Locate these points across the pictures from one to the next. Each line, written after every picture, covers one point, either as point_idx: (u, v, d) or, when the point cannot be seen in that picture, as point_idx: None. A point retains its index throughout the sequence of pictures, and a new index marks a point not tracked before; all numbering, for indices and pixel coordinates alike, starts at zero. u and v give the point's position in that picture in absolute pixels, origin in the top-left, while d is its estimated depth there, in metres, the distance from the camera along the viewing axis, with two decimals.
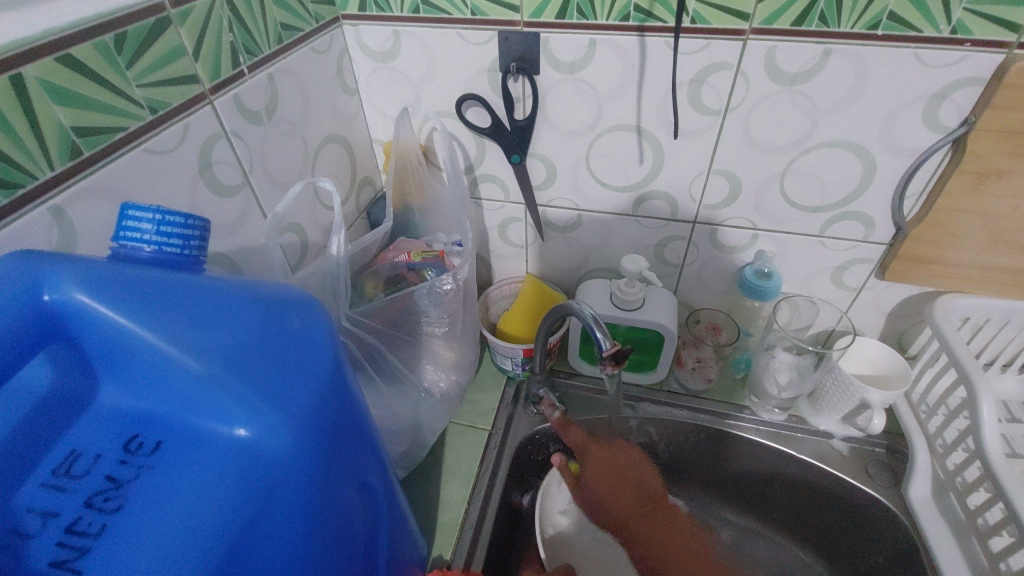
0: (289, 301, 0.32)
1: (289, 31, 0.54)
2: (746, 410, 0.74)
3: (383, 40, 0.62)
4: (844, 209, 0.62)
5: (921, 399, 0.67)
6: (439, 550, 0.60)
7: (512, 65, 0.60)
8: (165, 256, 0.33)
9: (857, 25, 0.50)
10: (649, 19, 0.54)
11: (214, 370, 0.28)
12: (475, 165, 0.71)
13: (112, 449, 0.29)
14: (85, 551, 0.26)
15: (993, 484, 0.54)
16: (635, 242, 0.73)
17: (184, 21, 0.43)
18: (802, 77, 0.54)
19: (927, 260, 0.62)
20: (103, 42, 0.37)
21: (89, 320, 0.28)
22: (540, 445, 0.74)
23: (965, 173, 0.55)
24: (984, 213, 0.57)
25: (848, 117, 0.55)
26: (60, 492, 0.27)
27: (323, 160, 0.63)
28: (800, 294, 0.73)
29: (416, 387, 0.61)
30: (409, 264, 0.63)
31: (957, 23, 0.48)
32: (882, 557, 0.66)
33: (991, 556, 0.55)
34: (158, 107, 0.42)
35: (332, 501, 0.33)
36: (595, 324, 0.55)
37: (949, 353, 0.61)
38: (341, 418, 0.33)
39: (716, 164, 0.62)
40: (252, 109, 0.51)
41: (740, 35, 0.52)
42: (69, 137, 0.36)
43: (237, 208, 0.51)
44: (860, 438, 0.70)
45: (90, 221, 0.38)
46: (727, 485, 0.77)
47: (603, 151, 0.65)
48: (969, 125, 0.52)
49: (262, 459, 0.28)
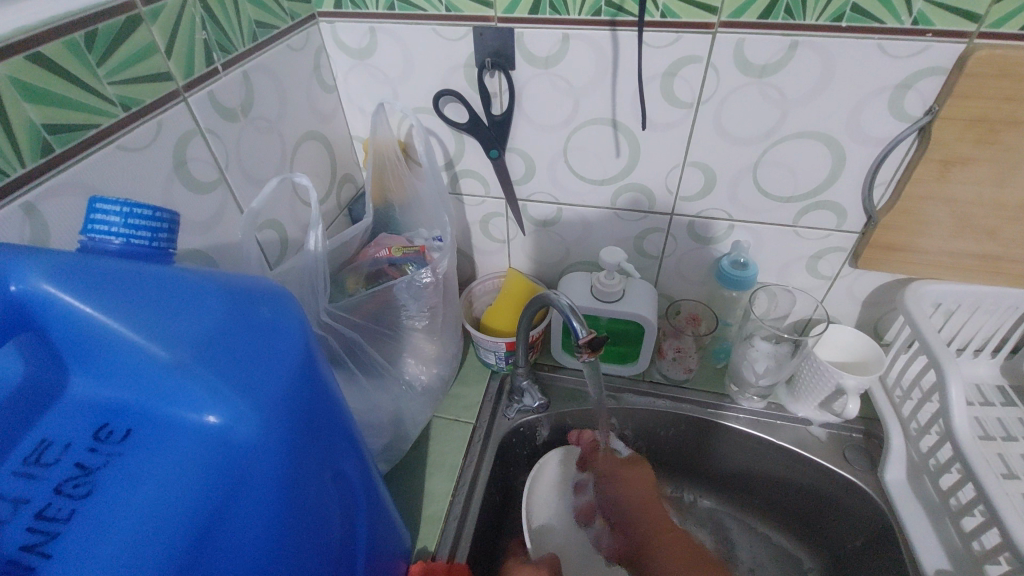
0: (257, 289, 0.33)
1: (264, 29, 0.54)
2: (727, 399, 0.75)
3: (359, 37, 0.63)
4: (816, 198, 0.64)
5: (895, 383, 0.69)
6: (423, 542, 0.61)
7: (487, 61, 0.60)
8: (134, 248, 0.34)
9: (822, 17, 0.51)
10: (620, 13, 0.54)
11: (180, 358, 0.29)
12: (455, 160, 0.71)
13: (82, 438, 0.29)
14: (55, 535, 0.26)
15: (963, 464, 0.55)
16: (614, 234, 0.74)
17: (156, 19, 0.43)
18: (771, 69, 0.55)
19: (897, 248, 0.64)
20: (74, 40, 0.38)
21: (55, 311, 0.29)
22: (526, 437, 0.75)
23: (931, 160, 0.56)
24: (951, 200, 0.58)
25: (817, 108, 0.57)
26: (31, 480, 0.27)
27: (302, 157, 0.63)
28: (777, 284, 0.74)
29: (397, 380, 0.62)
30: (390, 259, 0.64)
31: (918, 14, 0.49)
32: (859, 540, 0.67)
33: (964, 535, 0.56)
34: (130, 105, 0.42)
35: (306, 488, 0.33)
36: (573, 314, 0.55)
37: (921, 338, 0.62)
38: (314, 407, 0.33)
39: (691, 156, 0.63)
40: (227, 106, 0.51)
41: (709, 28, 0.53)
42: (40, 134, 0.37)
43: (214, 204, 0.51)
44: (838, 424, 0.72)
45: (62, 217, 0.38)
46: (709, 474, 0.78)
47: (580, 145, 0.66)
48: (933, 113, 0.53)
49: (232, 445, 0.29)
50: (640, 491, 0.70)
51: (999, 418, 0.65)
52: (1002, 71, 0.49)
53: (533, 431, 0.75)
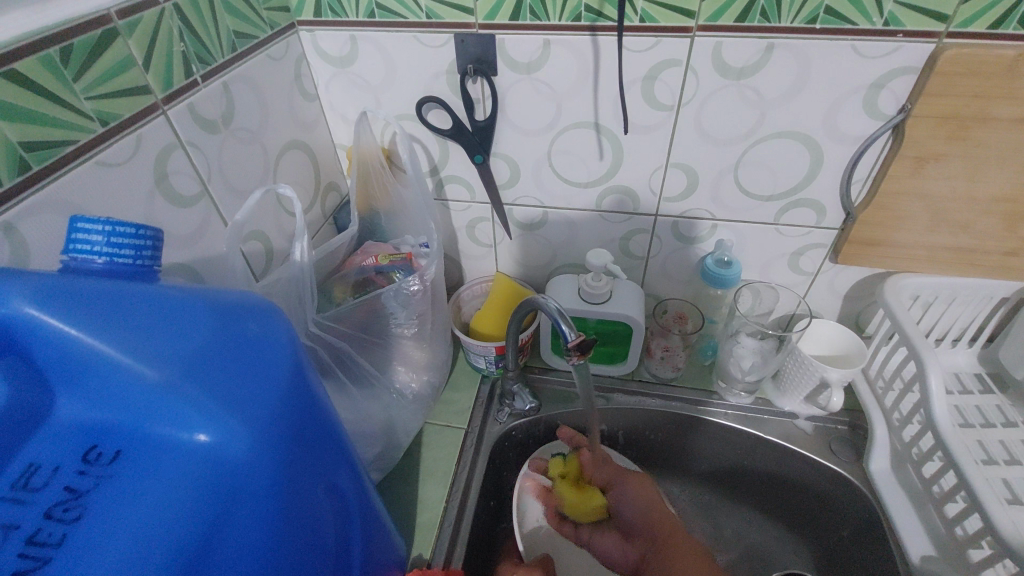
0: (246, 305, 0.33)
1: (242, 39, 0.54)
2: (715, 396, 0.76)
3: (340, 46, 0.63)
4: (795, 196, 0.65)
5: (878, 375, 0.70)
6: (418, 549, 0.61)
7: (469, 67, 0.60)
8: (118, 266, 0.33)
9: (797, 20, 0.52)
10: (599, 18, 0.55)
11: (171, 376, 0.29)
12: (440, 167, 0.72)
13: (71, 461, 0.29)
14: (47, 561, 0.26)
15: (944, 451, 0.57)
16: (599, 237, 0.75)
17: (133, 32, 0.43)
18: (748, 71, 0.56)
19: (875, 243, 0.65)
20: (49, 56, 0.37)
21: (40, 333, 0.28)
22: (517, 440, 0.75)
23: (905, 157, 0.57)
24: (925, 195, 0.60)
25: (795, 108, 0.58)
26: (19, 505, 0.27)
27: (285, 167, 0.63)
28: (760, 281, 0.75)
29: (387, 388, 0.61)
30: (377, 267, 0.64)
31: (889, 15, 0.50)
32: (847, 531, 0.69)
33: (947, 521, 0.58)
34: (108, 119, 0.42)
35: (301, 502, 0.33)
36: (561, 317, 0.55)
37: (901, 330, 0.64)
38: (305, 421, 0.33)
39: (673, 158, 0.64)
40: (208, 118, 0.51)
41: (688, 32, 0.54)
42: (17, 153, 0.36)
43: (197, 217, 0.51)
44: (823, 417, 0.73)
45: (41, 236, 0.38)
46: (699, 469, 0.79)
47: (564, 149, 0.66)
48: (906, 112, 0.55)
49: (224, 462, 0.29)
50: (647, 498, 0.65)
51: (976, 405, 0.67)
52: (969, 70, 0.50)
53: (524, 434, 0.75)
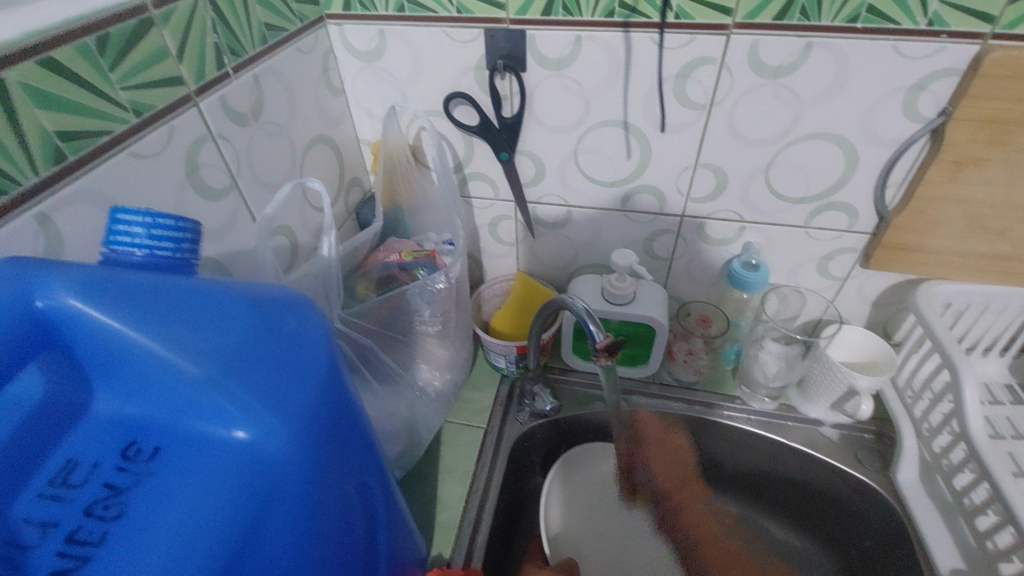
0: (284, 300, 0.32)
1: (273, 32, 0.54)
2: (737, 400, 0.75)
3: (368, 40, 0.62)
4: (827, 199, 0.64)
5: (906, 383, 0.69)
6: (439, 548, 0.60)
7: (499, 63, 0.60)
8: (157, 259, 0.33)
9: (837, 19, 0.50)
10: (634, 14, 0.54)
11: (211, 372, 0.28)
12: (465, 164, 0.71)
13: (109, 456, 0.29)
14: (87, 559, 0.26)
15: (978, 463, 0.55)
16: (624, 237, 0.74)
17: (167, 22, 0.42)
18: (785, 70, 0.55)
19: (908, 248, 0.64)
20: (86, 45, 0.37)
21: (84, 326, 0.28)
22: (534, 441, 0.74)
23: (943, 161, 0.56)
24: (962, 200, 0.58)
25: (831, 109, 0.56)
26: (58, 502, 0.27)
27: (311, 160, 0.63)
28: (787, 285, 0.74)
29: (410, 386, 0.61)
30: (400, 264, 0.63)
31: (933, 15, 0.49)
32: (871, 541, 0.68)
33: (978, 534, 0.56)
34: (142, 110, 0.41)
35: (334, 502, 0.32)
36: (589, 317, 0.54)
37: (933, 338, 0.62)
38: (340, 419, 0.32)
39: (702, 158, 0.63)
40: (238, 110, 0.50)
41: (724, 29, 0.53)
42: (53, 141, 0.36)
43: (226, 210, 0.50)
44: (848, 424, 0.72)
45: (74, 226, 0.37)
46: (719, 475, 0.78)
47: (591, 147, 0.65)
48: (947, 114, 0.53)
49: (262, 461, 0.28)
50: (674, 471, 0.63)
51: (1008, 417, 0.66)
52: (1016, 73, 0.49)
53: (541, 435, 0.74)
